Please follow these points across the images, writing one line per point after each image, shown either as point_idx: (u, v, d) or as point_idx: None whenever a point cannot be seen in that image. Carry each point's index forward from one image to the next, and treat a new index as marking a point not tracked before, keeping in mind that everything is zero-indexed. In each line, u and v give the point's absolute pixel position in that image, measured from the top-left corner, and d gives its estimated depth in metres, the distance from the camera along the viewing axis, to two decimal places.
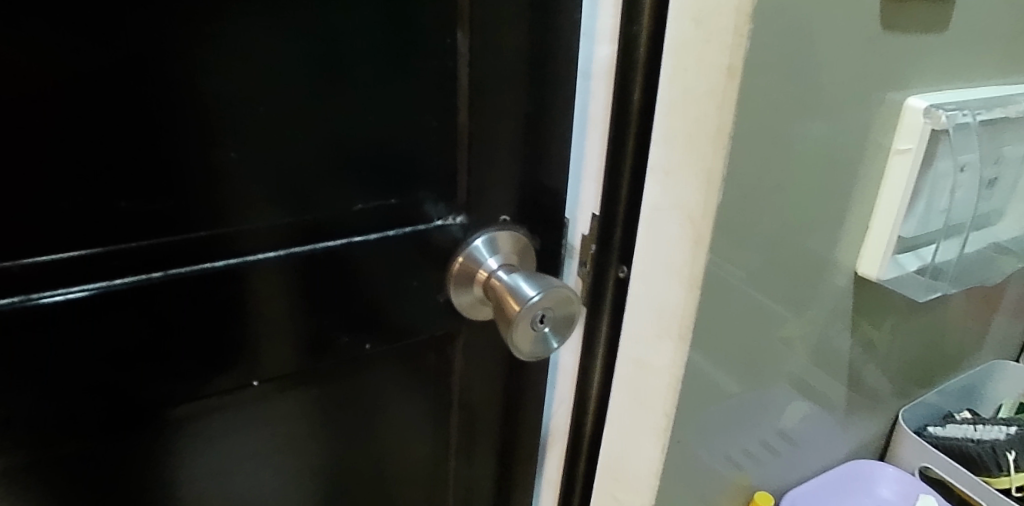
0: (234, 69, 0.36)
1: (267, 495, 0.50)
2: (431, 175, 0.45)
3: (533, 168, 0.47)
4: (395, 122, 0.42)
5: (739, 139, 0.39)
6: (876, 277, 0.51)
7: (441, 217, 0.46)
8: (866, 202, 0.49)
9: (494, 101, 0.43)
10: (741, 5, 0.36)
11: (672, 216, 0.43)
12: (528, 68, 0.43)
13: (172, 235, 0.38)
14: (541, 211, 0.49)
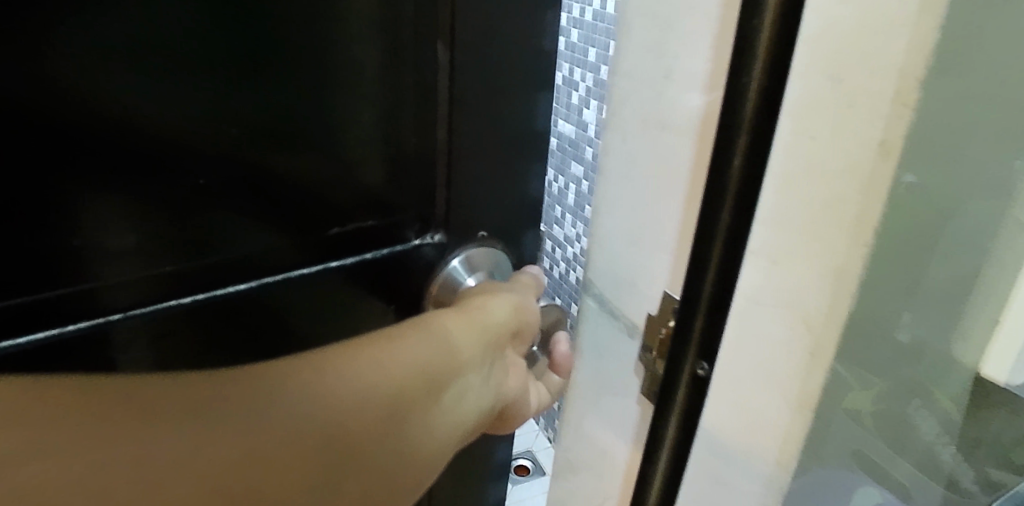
0: (178, 109, 0.36)
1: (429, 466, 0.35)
2: (402, 196, 0.47)
3: (508, 172, 0.50)
4: (364, 131, 0.43)
5: (882, 234, 0.31)
6: (1004, 383, 0.44)
7: (416, 238, 0.49)
8: (1000, 291, 0.41)
9: (472, 102, 0.45)
10: (906, 67, 0.28)
11: (777, 315, 0.34)
12: (491, 89, 0.46)
13: (138, 270, 0.39)
14: (514, 212, 0.52)
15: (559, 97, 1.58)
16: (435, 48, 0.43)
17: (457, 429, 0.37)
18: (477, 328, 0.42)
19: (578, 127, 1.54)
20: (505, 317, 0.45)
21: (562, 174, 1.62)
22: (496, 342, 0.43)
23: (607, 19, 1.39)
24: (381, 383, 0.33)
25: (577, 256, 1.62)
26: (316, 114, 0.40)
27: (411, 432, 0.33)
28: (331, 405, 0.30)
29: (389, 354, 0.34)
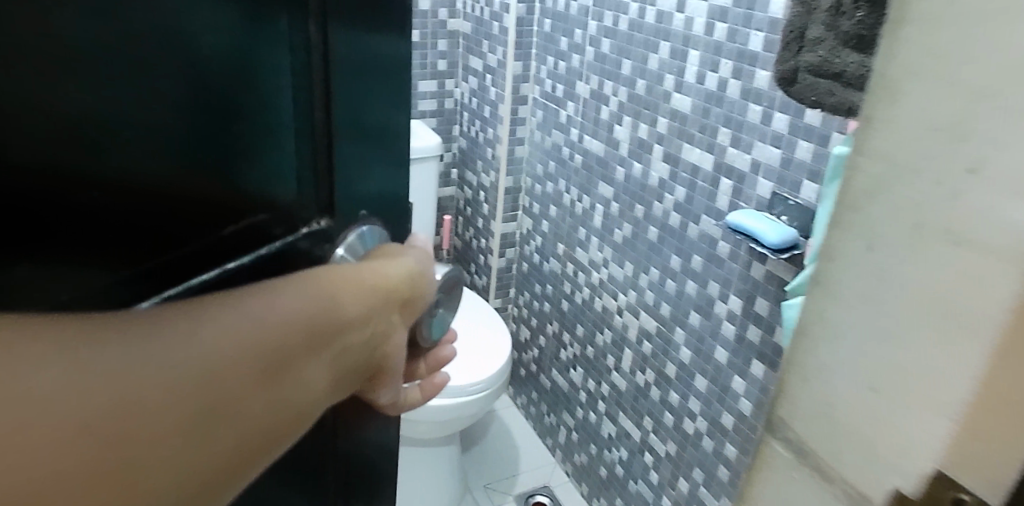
0: (62, 117, 0.33)
1: (304, 407, 0.37)
2: (290, 190, 0.48)
3: (378, 156, 0.54)
4: (249, 113, 0.43)
5: None
6: None
7: (291, 234, 0.49)
8: None
9: (346, 87, 0.48)
10: None
11: None
12: (367, 89, 0.50)
13: (45, 302, 0.35)
14: (380, 198, 0.56)
15: (586, 111, 1.45)
16: (313, 57, 0.45)
17: (335, 376, 0.40)
18: (369, 286, 0.44)
19: (608, 144, 1.41)
20: (395, 279, 0.47)
21: (588, 194, 1.50)
22: (393, 304, 0.46)
23: (646, 29, 1.26)
24: (274, 331, 0.35)
25: (604, 282, 1.50)
26: (220, 130, 0.41)
27: (297, 382, 0.36)
28: (194, 354, 0.31)
29: (297, 300, 0.37)
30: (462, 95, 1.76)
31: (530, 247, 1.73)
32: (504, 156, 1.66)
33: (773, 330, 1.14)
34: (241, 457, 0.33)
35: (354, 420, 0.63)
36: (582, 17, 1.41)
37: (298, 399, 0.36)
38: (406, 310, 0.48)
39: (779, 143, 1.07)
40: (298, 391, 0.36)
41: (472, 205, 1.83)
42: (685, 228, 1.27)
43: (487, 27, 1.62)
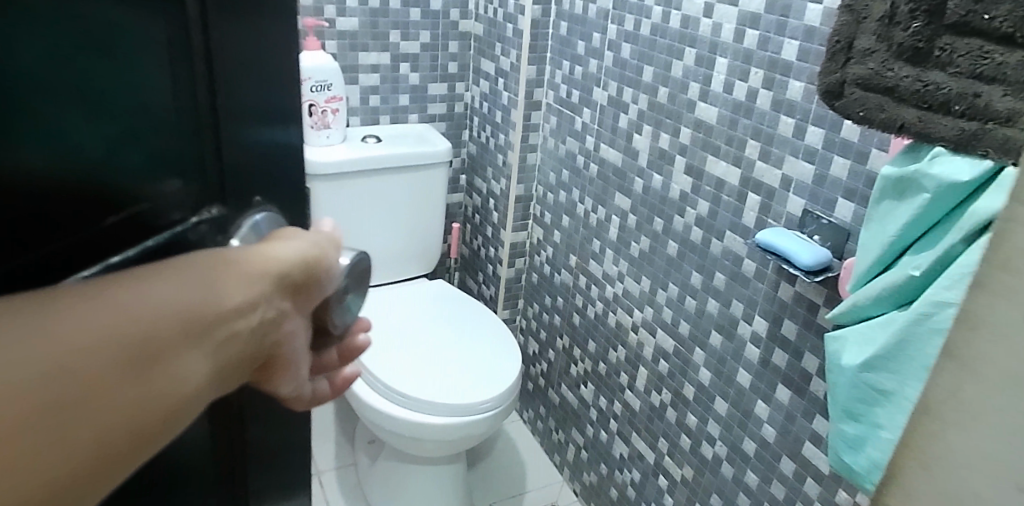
0: None
1: (163, 409, 0.31)
2: (175, 176, 0.40)
3: (272, 136, 0.46)
4: (103, 80, 0.34)
5: None
6: None
7: (193, 217, 0.41)
8: None
9: (230, 54, 0.41)
10: None
11: None
12: (247, 50, 0.42)
13: None
14: (279, 182, 0.48)
15: (604, 119, 1.39)
16: (186, 9, 0.37)
17: (211, 373, 0.33)
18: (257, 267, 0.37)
19: (626, 153, 1.35)
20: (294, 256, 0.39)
21: (603, 205, 1.44)
22: (297, 286, 0.39)
23: (670, 34, 1.20)
24: (106, 330, 0.29)
25: (618, 296, 1.44)
26: (85, 99, 0.33)
27: (149, 382, 0.30)
28: None
29: (145, 291, 0.31)
30: (473, 99, 1.70)
31: (541, 257, 1.67)
32: (515, 163, 1.60)
33: (802, 355, 1.08)
34: (68, 475, 0.27)
35: (265, 428, 0.54)
36: (601, 21, 1.35)
37: (172, 393, 0.31)
38: (318, 286, 0.42)
39: (813, 159, 1.01)
40: (152, 391, 0.30)
41: (481, 213, 1.76)
42: (708, 245, 1.20)
43: (500, 29, 1.55)
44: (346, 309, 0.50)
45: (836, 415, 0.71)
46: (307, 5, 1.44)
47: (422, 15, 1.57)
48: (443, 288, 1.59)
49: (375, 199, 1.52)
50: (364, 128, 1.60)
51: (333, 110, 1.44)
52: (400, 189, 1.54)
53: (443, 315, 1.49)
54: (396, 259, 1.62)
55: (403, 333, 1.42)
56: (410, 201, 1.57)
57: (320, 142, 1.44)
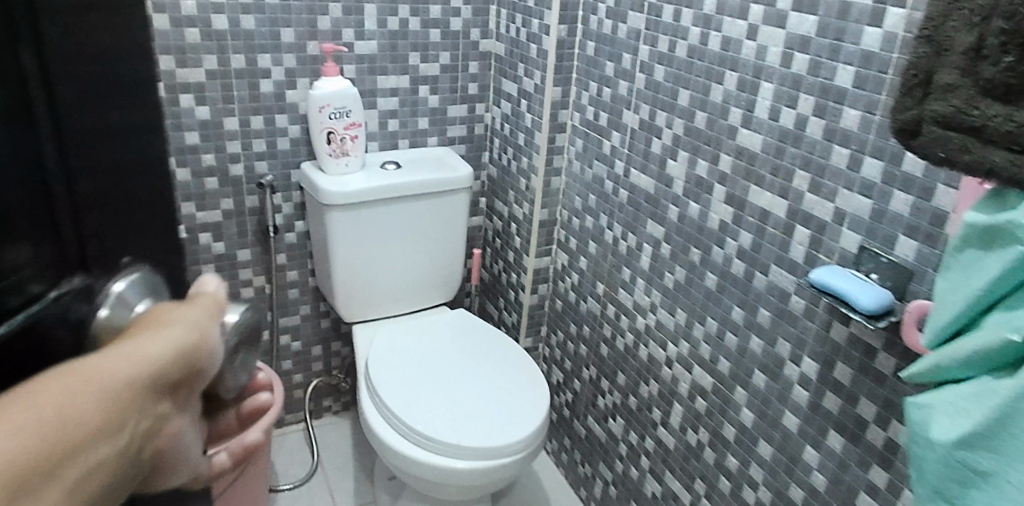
0: None
1: None
2: (25, 242, 0.31)
3: (136, 187, 0.38)
4: None
5: None
6: None
7: (54, 290, 0.33)
8: None
9: (80, 96, 0.33)
10: None
11: None
12: (110, 83, 0.35)
13: None
14: (148, 237, 0.41)
15: (634, 143, 1.33)
16: (19, 52, 0.30)
17: None
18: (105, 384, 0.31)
19: (659, 180, 1.29)
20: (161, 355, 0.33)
21: (633, 232, 1.37)
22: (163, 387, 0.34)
23: (709, 57, 1.14)
24: None
25: (650, 329, 1.36)
26: None
27: None
28: None
29: None
30: (494, 120, 1.64)
31: (565, 284, 1.60)
32: (539, 187, 1.53)
33: (857, 400, 1.01)
34: None
35: None
36: (632, 41, 1.29)
37: None
38: (206, 373, 0.37)
39: (871, 193, 0.94)
40: None
41: (502, 237, 1.70)
42: (751, 278, 1.14)
43: (524, 49, 1.49)
44: (233, 370, 0.44)
45: (926, 494, 0.65)
46: (325, 30, 1.36)
47: (441, 35, 1.51)
48: (464, 317, 1.53)
49: (395, 226, 1.46)
50: (383, 154, 1.54)
51: (352, 136, 1.40)
52: (421, 216, 1.48)
53: (459, 347, 1.43)
54: (417, 288, 1.55)
55: (423, 368, 1.36)
56: (431, 228, 1.51)
57: (339, 171, 1.40)
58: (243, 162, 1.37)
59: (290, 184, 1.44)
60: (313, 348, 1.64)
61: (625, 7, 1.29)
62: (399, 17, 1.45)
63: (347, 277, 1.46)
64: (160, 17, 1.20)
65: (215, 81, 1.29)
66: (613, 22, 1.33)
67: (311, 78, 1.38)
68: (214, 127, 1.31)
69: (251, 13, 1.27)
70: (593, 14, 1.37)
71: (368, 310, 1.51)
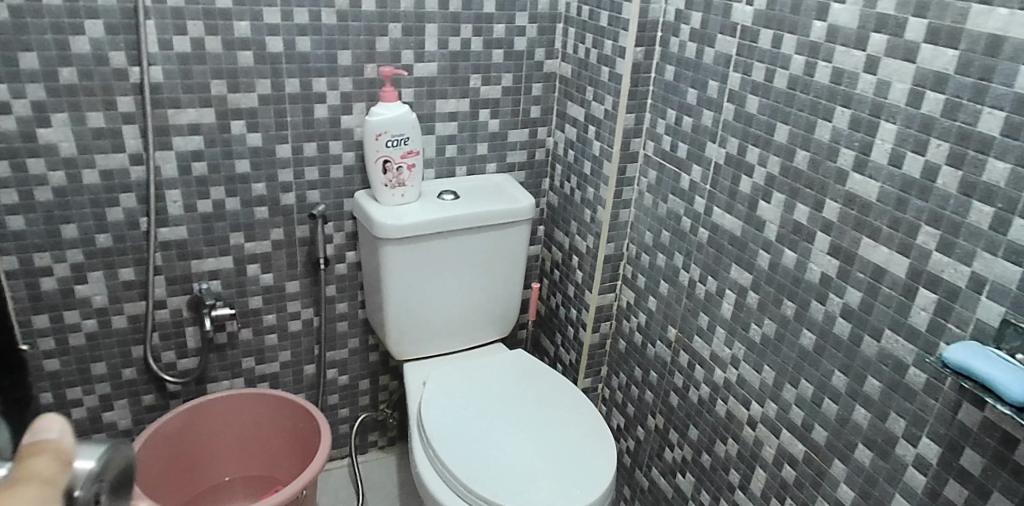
0: None
1: None
2: None
3: None
4: None
5: None
6: None
7: None
8: None
9: None
10: None
11: None
12: None
13: None
14: None
15: (719, 179, 1.20)
16: None
17: None
18: None
19: (747, 222, 1.16)
20: None
21: (713, 276, 1.24)
22: None
23: (815, 89, 1.01)
24: None
25: (730, 382, 1.23)
26: None
27: None
28: None
29: None
30: (557, 145, 1.53)
31: (630, 323, 1.47)
32: (606, 220, 1.41)
33: (989, 495, 0.86)
34: None
35: None
36: (721, 68, 1.17)
37: None
38: None
39: (1020, 260, 0.80)
40: None
41: (562, 270, 1.58)
42: (859, 343, 1.00)
43: (594, 71, 1.38)
44: None
45: None
46: (384, 51, 1.27)
47: (505, 56, 1.41)
48: (517, 355, 1.44)
49: (451, 261, 1.36)
50: (440, 182, 1.44)
51: (409, 165, 1.31)
52: (478, 250, 1.38)
53: (506, 395, 1.32)
54: (471, 326, 1.45)
55: (472, 414, 1.27)
56: (488, 263, 1.40)
57: (394, 202, 1.31)
58: (295, 191, 1.29)
59: (343, 213, 1.36)
60: (360, 382, 1.54)
61: (715, 30, 1.17)
62: (461, 37, 1.35)
63: (399, 313, 1.36)
64: (212, 39, 1.12)
65: (268, 107, 1.21)
66: (698, 46, 1.21)
67: (368, 102, 1.29)
68: (266, 155, 1.24)
69: (307, 34, 1.19)
70: (675, 36, 1.26)
71: (422, 348, 1.42)
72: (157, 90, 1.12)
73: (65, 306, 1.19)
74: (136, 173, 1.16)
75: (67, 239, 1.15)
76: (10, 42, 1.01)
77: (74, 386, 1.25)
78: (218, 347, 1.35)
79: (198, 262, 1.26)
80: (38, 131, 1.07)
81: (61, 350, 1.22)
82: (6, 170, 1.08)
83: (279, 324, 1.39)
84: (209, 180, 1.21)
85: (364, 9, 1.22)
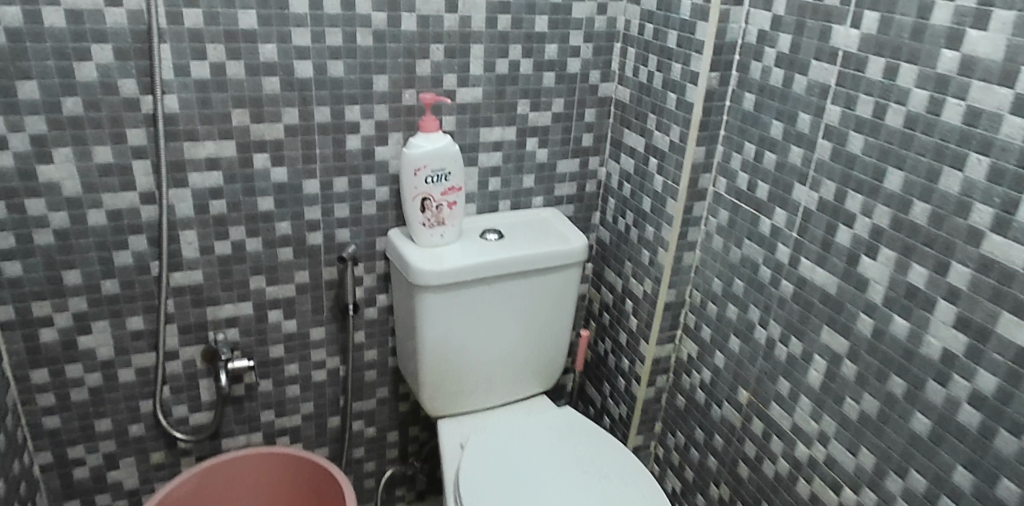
0: None
1: None
2: None
3: None
4: None
5: None
6: None
7: None
8: None
9: None
10: None
11: None
12: None
13: None
14: None
15: (809, 228, 1.04)
16: None
17: None
18: None
19: (845, 280, 0.99)
20: None
21: (799, 338, 1.08)
22: None
23: (943, 130, 0.84)
24: None
25: (816, 461, 1.07)
26: None
27: None
28: None
29: None
30: (611, 177, 1.38)
31: (691, 379, 1.31)
32: (669, 264, 1.25)
33: None
34: None
35: None
36: (816, 99, 1.01)
37: None
38: None
39: None
40: None
41: (613, 314, 1.42)
42: (991, 436, 0.82)
43: (658, 97, 1.22)
44: None
45: None
46: (424, 76, 1.13)
47: (557, 80, 1.26)
48: (556, 436, 1.23)
49: (493, 310, 1.21)
50: (482, 218, 1.30)
51: (451, 203, 1.16)
52: (524, 298, 1.23)
53: (547, 458, 1.17)
54: (513, 379, 1.30)
55: (506, 479, 1.12)
56: (534, 312, 1.25)
57: (433, 242, 1.17)
58: (323, 230, 1.15)
59: (375, 253, 1.22)
60: (388, 434, 1.40)
61: (809, 55, 1.01)
62: (510, 59, 1.20)
63: (435, 366, 1.22)
64: (235, 64, 0.99)
65: (295, 139, 1.08)
66: (787, 72, 1.05)
67: (405, 132, 1.15)
68: (292, 192, 1.10)
69: (340, 58, 1.05)
70: (757, 61, 1.10)
71: (458, 404, 1.28)
72: (172, 121, 0.99)
73: (67, 359, 1.06)
74: (148, 213, 1.03)
75: (70, 286, 1.02)
76: (7, 69, 0.89)
77: (76, 444, 1.13)
78: (235, 399, 1.21)
79: (214, 309, 1.13)
80: (38, 168, 0.95)
81: (62, 406, 1.09)
82: (2, 211, 0.95)
83: (302, 374, 1.25)
84: (228, 219, 1.08)
85: (404, 29, 1.08)
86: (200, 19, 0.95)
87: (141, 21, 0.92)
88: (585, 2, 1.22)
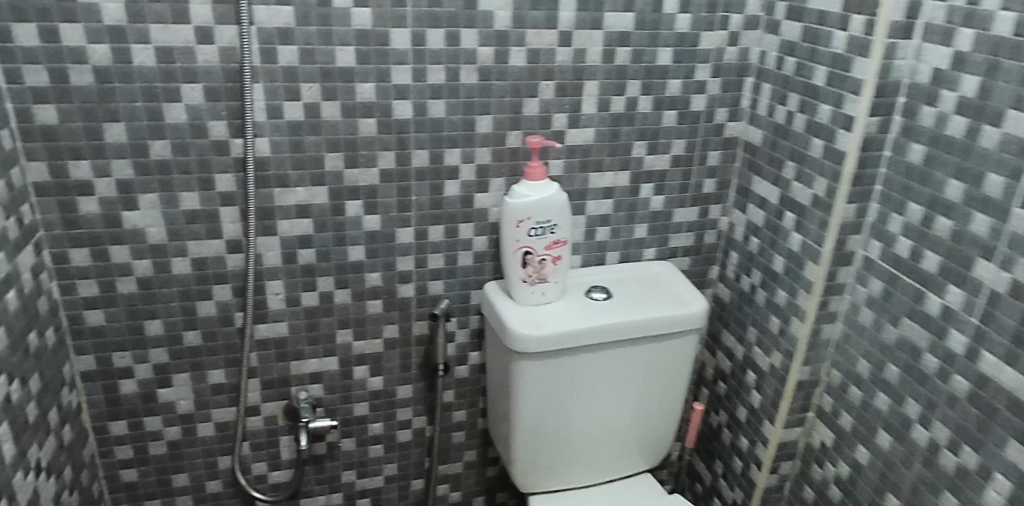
0: None
1: None
2: None
3: None
4: None
5: None
6: None
7: None
8: None
9: None
10: None
11: None
12: None
13: None
14: None
15: (995, 315, 0.84)
16: None
17: None
18: None
19: None
20: None
21: (974, 447, 0.88)
22: None
23: None
24: None
25: None
26: None
27: None
28: None
29: None
30: (734, 228, 1.22)
31: (825, 471, 1.13)
32: (804, 337, 1.08)
33: None
34: None
35: None
36: (1013, 158, 0.80)
37: None
38: None
39: None
40: None
41: (732, 383, 1.26)
42: None
43: (799, 142, 1.05)
44: None
45: None
46: (532, 116, 1.02)
47: (680, 119, 1.12)
48: None
49: (597, 381, 1.08)
50: (588, 271, 1.17)
51: (554, 258, 1.03)
52: (632, 369, 1.09)
53: None
54: (615, 456, 1.16)
55: None
56: (642, 384, 1.11)
57: (532, 301, 1.05)
58: (415, 281, 1.05)
59: (469, 307, 1.11)
60: (474, 500, 1.28)
61: (1004, 103, 0.79)
62: (627, 96, 1.06)
63: (530, 440, 1.10)
64: (330, 104, 0.91)
65: (391, 185, 0.98)
66: (971, 122, 0.84)
67: (508, 177, 1.04)
68: (384, 241, 1.01)
69: (442, 97, 0.95)
70: (930, 105, 0.90)
71: (553, 480, 1.15)
72: (263, 166, 0.92)
73: (146, 411, 1.01)
74: (233, 262, 0.96)
75: (151, 336, 0.97)
76: (94, 111, 0.83)
77: (153, 498, 1.07)
78: (315, 459, 1.13)
79: (298, 364, 1.05)
80: (123, 214, 0.89)
81: (140, 460, 1.04)
82: (86, 258, 0.90)
83: (386, 434, 1.15)
84: (316, 269, 1.00)
85: (512, 64, 0.97)
86: (295, 57, 0.87)
87: (233, 60, 0.84)
88: (716, 32, 1.07)
